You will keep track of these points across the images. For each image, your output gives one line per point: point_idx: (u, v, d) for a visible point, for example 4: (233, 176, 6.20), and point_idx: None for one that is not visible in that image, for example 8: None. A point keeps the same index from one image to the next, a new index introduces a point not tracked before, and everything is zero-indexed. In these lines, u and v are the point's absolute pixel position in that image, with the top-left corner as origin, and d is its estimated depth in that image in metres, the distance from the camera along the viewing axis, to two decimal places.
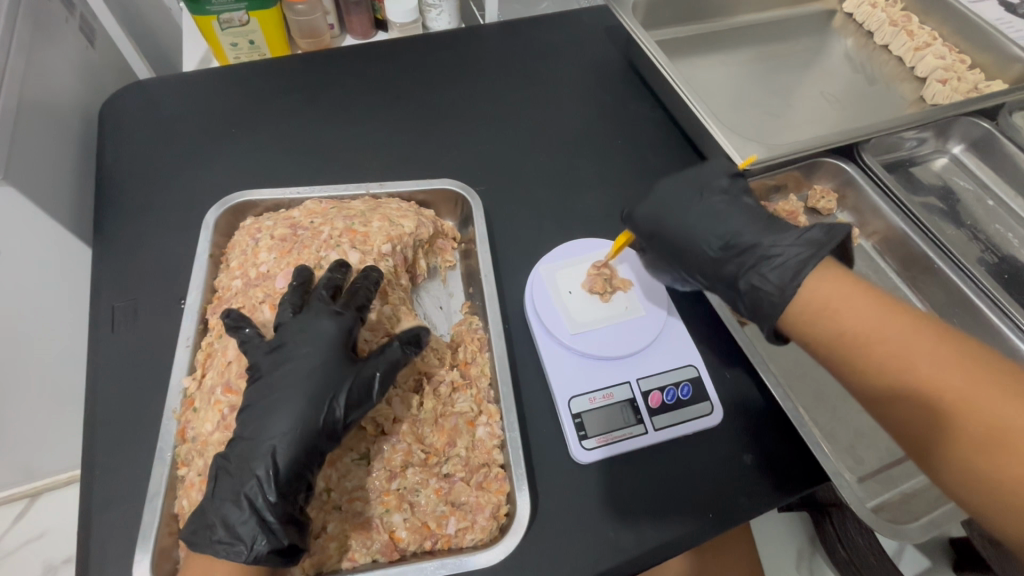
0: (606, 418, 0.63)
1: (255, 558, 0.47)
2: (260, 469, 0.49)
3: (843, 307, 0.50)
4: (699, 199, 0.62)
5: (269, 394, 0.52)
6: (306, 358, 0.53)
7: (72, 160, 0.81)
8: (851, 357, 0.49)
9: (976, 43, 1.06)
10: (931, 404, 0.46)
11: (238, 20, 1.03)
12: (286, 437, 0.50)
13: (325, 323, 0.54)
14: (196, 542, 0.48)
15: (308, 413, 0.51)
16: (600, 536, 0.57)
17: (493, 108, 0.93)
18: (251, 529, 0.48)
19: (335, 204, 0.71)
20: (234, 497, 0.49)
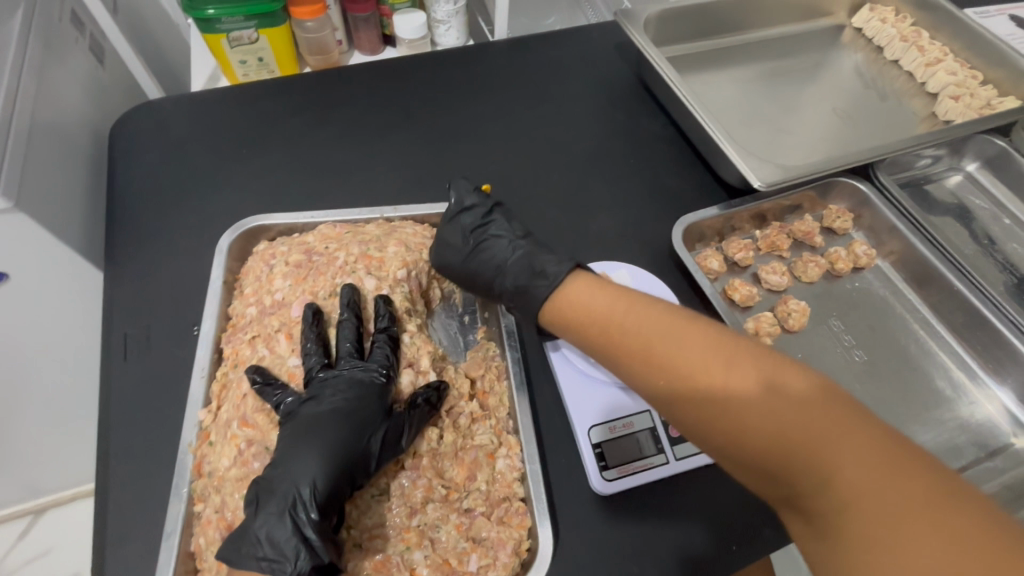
0: (626, 448, 0.62)
1: (296, 575, 0.46)
2: (303, 486, 0.49)
3: (646, 337, 0.50)
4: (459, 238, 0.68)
5: (298, 431, 0.53)
6: (340, 397, 0.55)
7: (82, 182, 0.81)
8: (679, 395, 0.47)
9: (987, 59, 1.05)
10: (742, 431, 0.42)
11: (248, 38, 1.03)
12: (322, 460, 0.50)
13: (356, 371, 0.57)
14: (238, 558, 0.47)
15: (343, 447, 0.52)
16: (625, 570, 0.56)
17: (504, 127, 0.93)
18: (293, 545, 0.47)
19: (350, 228, 0.70)
20: (278, 513, 0.48)
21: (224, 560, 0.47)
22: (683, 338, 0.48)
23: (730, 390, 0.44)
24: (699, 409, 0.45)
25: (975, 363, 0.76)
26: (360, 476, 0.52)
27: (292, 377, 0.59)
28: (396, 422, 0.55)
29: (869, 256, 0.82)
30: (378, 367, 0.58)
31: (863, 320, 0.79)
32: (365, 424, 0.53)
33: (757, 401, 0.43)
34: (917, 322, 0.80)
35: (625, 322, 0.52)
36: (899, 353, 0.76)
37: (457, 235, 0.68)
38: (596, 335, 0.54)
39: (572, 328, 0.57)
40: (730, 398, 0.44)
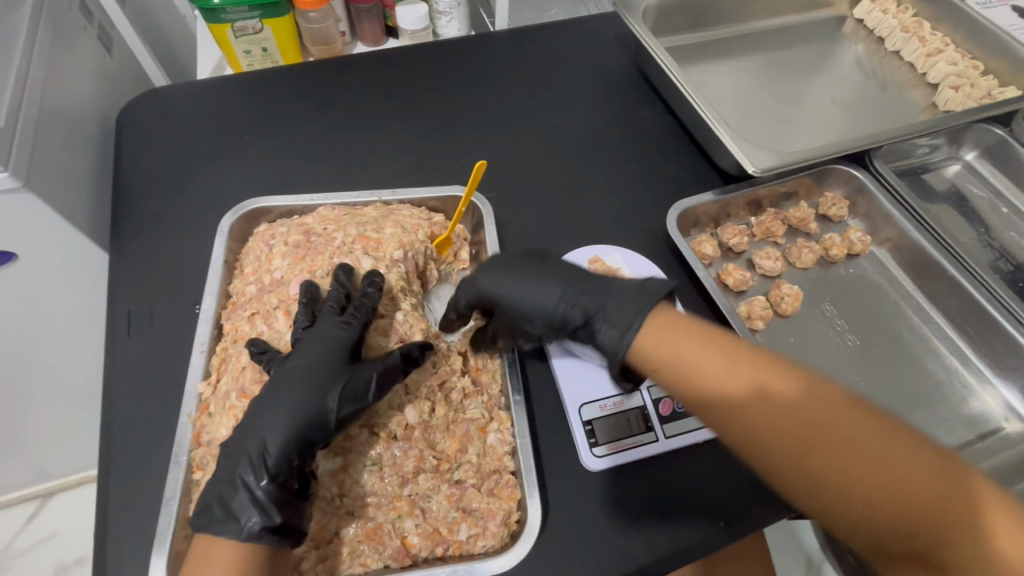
0: (617, 425, 0.63)
1: (247, 536, 0.47)
2: (252, 454, 0.50)
3: (718, 375, 0.49)
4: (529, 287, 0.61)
5: (272, 387, 0.53)
6: (306, 358, 0.54)
7: (89, 166, 0.83)
8: (754, 418, 0.47)
9: (989, 49, 1.05)
10: (821, 461, 0.44)
11: (252, 28, 1.05)
12: (274, 428, 0.51)
13: (326, 328, 0.57)
14: (200, 518, 0.49)
15: (304, 403, 0.51)
16: (612, 543, 0.57)
17: (503, 115, 0.94)
18: (246, 508, 0.49)
19: (348, 210, 0.72)
20: (230, 477, 0.50)
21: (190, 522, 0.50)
22: (748, 365, 0.49)
23: (809, 418, 0.45)
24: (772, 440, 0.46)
25: (969, 350, 0.76)
26: (320, 435, 0.52)
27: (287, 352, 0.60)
28: (360, 375, 0.53)
29: (863, 243, 0.83)
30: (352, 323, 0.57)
31: (856, 307, 0.79)
32: (323, 383, 0.52)
33: (829, 426, 0.45)
34: (911, 309, 0.79)
35: (684, 354, 0.51)
36: (893, 338, 0.76)
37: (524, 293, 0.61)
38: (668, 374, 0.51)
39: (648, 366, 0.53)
40: (812, 427, 0.45)
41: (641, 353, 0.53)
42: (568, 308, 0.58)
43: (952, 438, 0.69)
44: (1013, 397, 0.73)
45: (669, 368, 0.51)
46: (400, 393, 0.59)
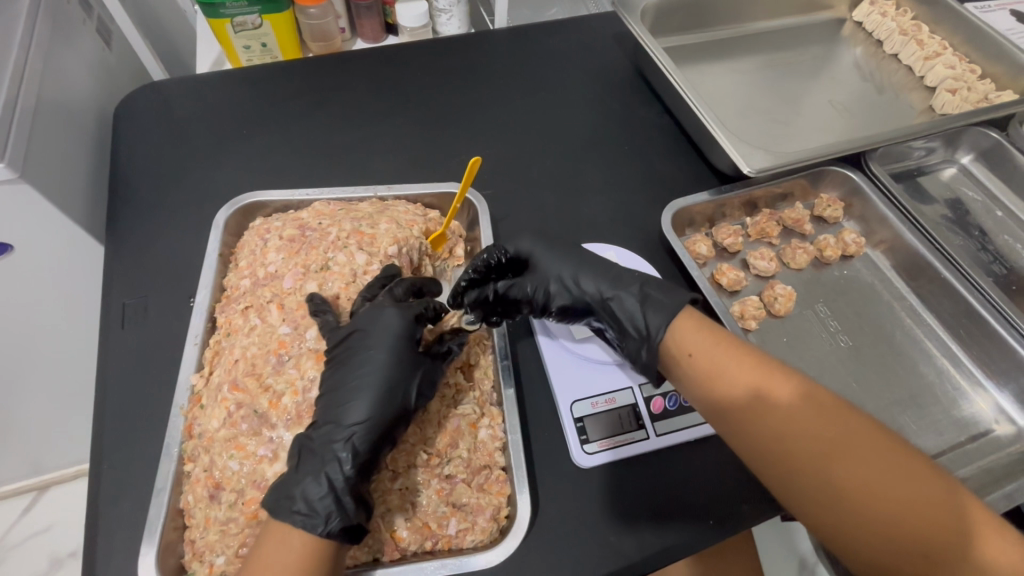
0: (607, 422, 0.63)
1: (328, 534, 0.47)
2: (342, 449, 0.50)
3: (734, 383, 0.54)
4: (570, 254, 0.66)
5: (350, 368, 0.54)
6: (380, 350, 0.55)
7: (86, 158, 0.83)
8: (759, 425, 0.52)
9: (986, 53, 1.05)
10: (813, 473, 0.49)
11: (251, 23, 1.05)
12: (363, 424, 0.51)
13: (390, 315, 0.56)
14: (277, 509, 0.49)
15: (387, 394, 0.53)
16: (602, 539, 0.57)
17: (501, 113, 0.94)
18: (327, 505, 0.48)
19: (343, 206, 0.72)
20: (315, 472, 0.50)
21: (268, 509, 0.49)
22: (765, 378, 0.54)
23: (813, 433, 0.50)
24: (771, 447, 0.51)
25: (962, 352, 0.76)
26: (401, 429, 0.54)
27: (277, 347, 0.58)
28: (432, 370, 0.57)
29: (858, 245, 0.83)
30: (416, 311, 0.58)
31: (849, 309, 0.80)
32: (406, 379, 0.54)
33: (828, 444, 0.49)
34: (904, 311, 0.80)
35: (710, 358, 0.56)
36: (885, 340, 0.77)
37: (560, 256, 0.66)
38: (693, 371, 0.57)
39: (679, 353, 0.58)
40: (812, 443, 0.50)
41: (675, 333, 0.59)
42: (609, 280, 0.64)
43: (942, 440, 0.69)
44: (1005, 399, 0.73)
45: (693, 368, 0.57)
46: None
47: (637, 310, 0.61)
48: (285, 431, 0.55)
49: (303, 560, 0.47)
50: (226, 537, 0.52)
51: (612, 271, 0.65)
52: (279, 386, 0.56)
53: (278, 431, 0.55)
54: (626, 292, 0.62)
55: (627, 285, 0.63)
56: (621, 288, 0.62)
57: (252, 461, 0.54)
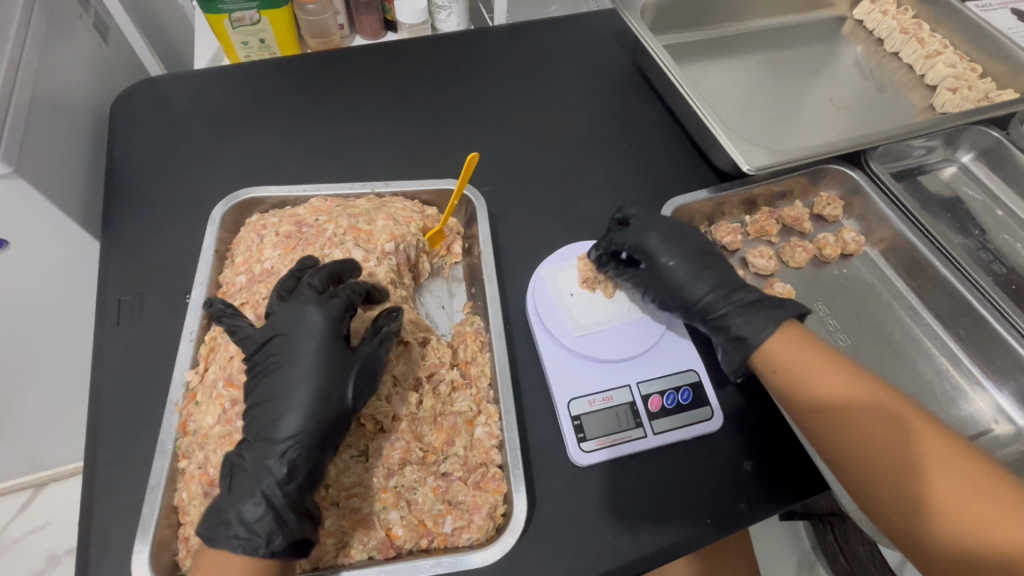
0: (605, 420, 0.63)
1: (271, 553, 0.46)
2: (276, 465, 0.49)
3: (822, 389, 0.57)
4: (697, 258, 0.68)
5: (280, 377, 0.52)
6: (305, 354, 0.52)
7: (83, 154, 0.82)
8: (843, 431, 0.55)
9: (987, 52, 1.05)
10: (888, 471, 0.52)
11: (249, 19, 1.04)
12: (297, 439, 0.49)
13: (312, 313, 0.54)
14: (210, 536, 0.48)
15: (323, 400, 0.50)
16: (598, 539, 0.57)
17: (499, 110, 0.93)
18: (266, 524, 0.47)
19: (340, 202, 0.71)
20: (250, 492, 0.48)
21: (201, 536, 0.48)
22: (853, 387, 0.56)
23: (892, 440, 0.53)
24: (854, 452, 0.54)
25: (961, 351, 0.76)
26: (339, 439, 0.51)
27: None
28: (366, 366, 0.54)
29: (857, 243, 0.82)
30: (340, 304, 0.55)
31: (847, 308, 0.79)
32: (333, 385, 0.51)
33: (908, 450, 0.52)
34: (903, 310, 0.79)
35: (799, 368, 0.58)
36: (884, 339, 0.76)
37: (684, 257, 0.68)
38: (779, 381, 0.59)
39: (765, 367, 0.61)
40: (878, 432, 0.54)
41: (764, 353, 0.61)
42: (721, 295, 0.65)
43: None
44: (1004, 399, 0.72)
45: (782, 381, 0.59)
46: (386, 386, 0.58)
47: (737, 320, 0.63)
48: None
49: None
50: None
51: (730, 280, 0.67)
52: None
53: None
54: (731, 301, 0.65)
55: (739, 295, 0.65)
56: (726, 299, 0.65)
57: None
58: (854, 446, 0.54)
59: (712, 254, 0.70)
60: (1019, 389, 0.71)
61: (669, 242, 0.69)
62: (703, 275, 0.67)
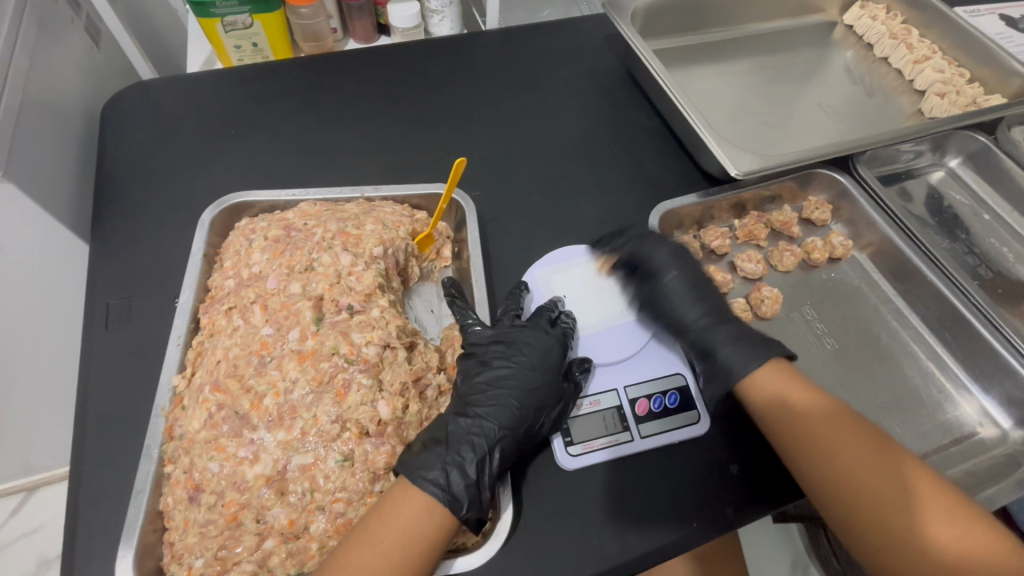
0: (592, 424, 0.63)
1: (467, 519, 0.53)
2: (492, 447, 0.57)
3: (812, 418, 0.58)
4: (697, 295, 0.70)
5: (508, 387, 0.61)
6: (540, 370, 0.63)
7: (73, 158, 0.82)
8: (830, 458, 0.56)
9: (975, 57, 1.06)
10: (864, 501, 0.54)
11: (242, 23, 1.04)
12: (508, 431, 0.58)
13: (550, 338, 0.65)
14: (421, 480, 0.53)
15: (522, 414, 0.60)
16: (584, 543, 0.57)
17: (490, 114, 0.94)
18: (471, 492, 0.54)
19: (330, 206, 0.71)
20: (464, 462, 0.55)
21: (410, 474, 0.53)
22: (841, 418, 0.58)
23: (873, 473, 0.54)
24: (850, 482, 0.55)
25: (947, 355, 0.76)
26: (526, 445, 0.60)
27: (258, 348, 0.57)
28: (572, 399, 0.64)
29: (845, 247, 0.83)
30: (566, 335, 0.67)
31: (835, 311, 0.80)
32: (547, 398, 0.61)
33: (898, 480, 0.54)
34: (891, 314, 0.80)
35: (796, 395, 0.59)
36: (870, 342, 0.77)
37: (682, 291, 0.70)
38: (768, 408, 0.59)
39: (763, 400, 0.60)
40: (859, 467, 0.55)
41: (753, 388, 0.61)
42: (714, 329, 0.67)
43: (925, 442, 0.69)
44: (989, 403, 0.73)
45: (773, 415, 0.59)
46: (372, 390, 0.56)
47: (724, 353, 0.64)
48: (266, 433, 0.54)
49: (437, 531, 0.51)
50: (206, 539, 0.52)
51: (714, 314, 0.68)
52: (261, 388, 0.55)
53: (259, 433, 0.54)
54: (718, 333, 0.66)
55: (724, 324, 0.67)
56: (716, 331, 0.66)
57: (232, 463, 0.53)
58: (837, 474, 0.55)
59: (709, 284, 0.72)
60: (1004, 393, 0.72)
61: (675, 270, 0.71)
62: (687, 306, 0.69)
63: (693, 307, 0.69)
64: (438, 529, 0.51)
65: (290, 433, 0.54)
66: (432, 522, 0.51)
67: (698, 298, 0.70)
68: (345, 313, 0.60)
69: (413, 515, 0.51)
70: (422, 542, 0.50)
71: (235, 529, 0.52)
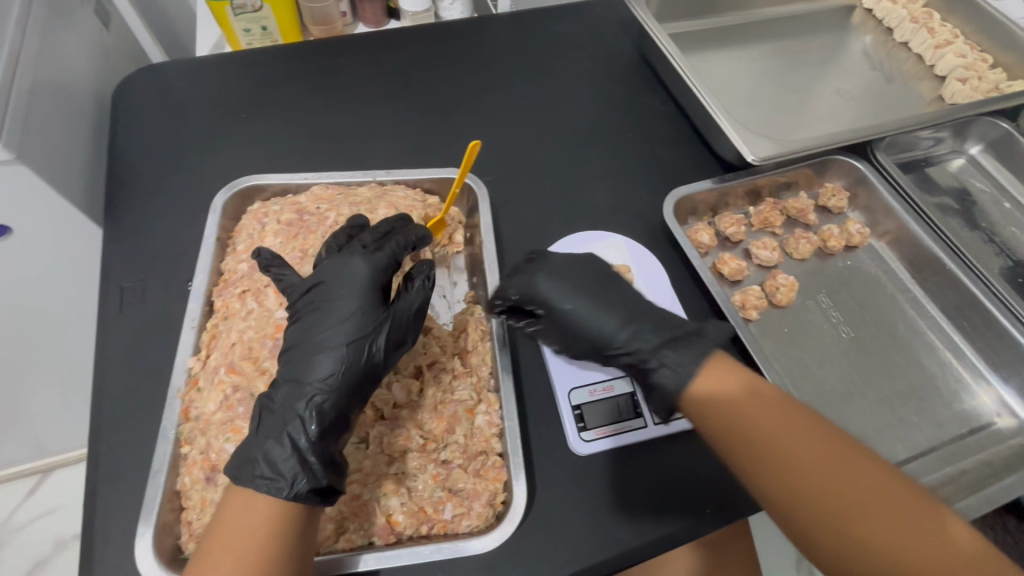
0: (605, 410, 0.63)
1: (294, 495, 0.47)
2: (305, 409, 0.50)
3: (772, 423, 0.51)
4: (595, 307, 0.62)
5: (316, 331, 0.54)
6: (348, 301, 0.55)
7: (84, 143, 0.82)
8: (787, 480, 0.48)
9: (999, 42, 1.03)
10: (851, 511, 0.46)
11: (251, 6, 1.03)
12: (325, 385, 0.51)
13: (356, 266, 0.56)
14: (241, 476, 0.48)
15: (346, 356, 0.52)
16: (599, 528, 0.57)
17: (502, 99, 0.93)
18: (292, 467, 0.48)
19: (342, 190, 0.71)
20: (277, 435, 0.49)
21: (230, 475, 0.48)
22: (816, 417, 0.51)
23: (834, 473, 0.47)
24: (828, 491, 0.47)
25: (964, 344, 0.75)
26: (364, 388, 0.53)
27: (274, 332, 0.58)
28: (400, 321, 0.56)
29: (862, 235, 0.82)
30: (382, 259, 0.58)
31: (852, 298, 0.79)
32: (366, 329, 0.54)
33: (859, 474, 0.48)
34: (908, 302, 0.79)
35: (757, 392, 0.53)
36: (888, 331, 0.76)
37: (588, 313, 0.62)
38: (724, 423, 0.52)
39: (712, 416, 0.53)
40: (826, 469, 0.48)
41: (694, 398, 0.55)
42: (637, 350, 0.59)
43: (943, 432, 0.69)
44: (1008, 393, 0.72)
45: (724, 422, 0.52)
46: None
47: (655, 347, 0.58)
48: None
49: (272, 522, 0.46)
50: None
51: (647, 314, 0.62)
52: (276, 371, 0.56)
53: None
54: (651, 335, 0.60)
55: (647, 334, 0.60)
56: (638, 335, 0.60)
57: None
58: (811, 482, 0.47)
59: (607, 285, 0.64)
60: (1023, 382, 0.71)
61: (565, 296, 0.63)
62: (609, 312, 0.62)
63: (608, 331, 0.61)
64: (272, 522, 0.46)
65: None
66: (261, 518, 0.46)
67: (614, 312, 0.62)
68: None
69: (239, 514, 0.46)
70: (256, 539, 0.45)
71: None
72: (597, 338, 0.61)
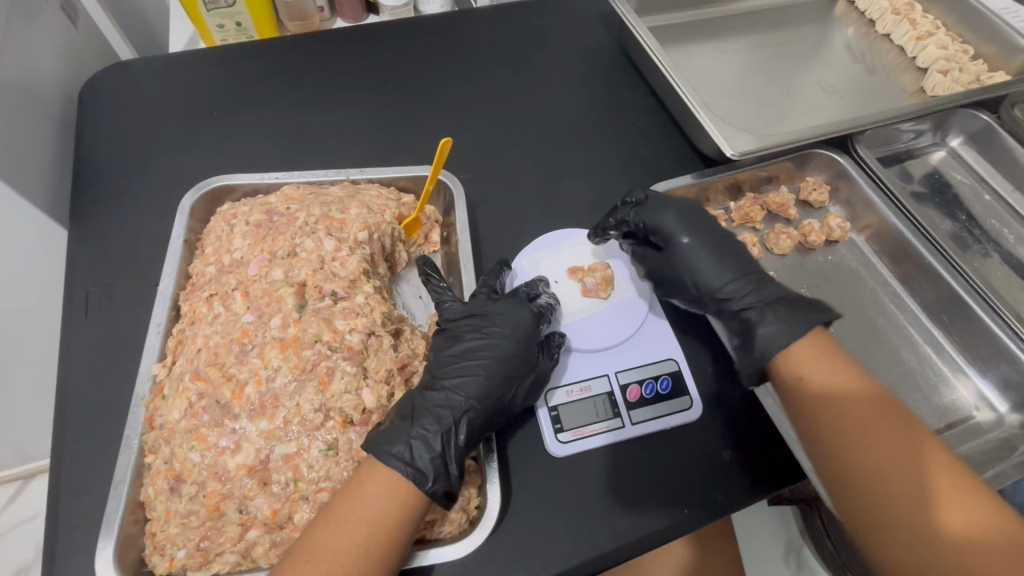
0: (581, 411, 0.62)
1: (432, 492, 0.51)
2: (458, 418, 0.55)
3: (857, 410, 0.55)
4: (704, 246, 0.67)
5: (469, 358, 0.60)
6: (507, 341, 0.61)
7: (50, 143, 0.80)
8: (846, 459, 0.53)
9: (980, 33, 1.03)
10: (897, 492, 0.50)
11: (224, 2, 1.00)
12: (475, 403, 0.57)
13: (525, 312, 0.63)
14: (385, 454, 0.51)
15: (494, 386, 0.58)
16: (573, 530, 0.57)
17: (480, 94, 0.91)
18: (435, 465, 0.52)
19: (313, 190, 0.69)
20: (432, 430, 0.54)
21: (370, 450, 0.51)
22: (873, 409, 0.54)
23: (899, 458, 0.51)
24: (877, 470, 0.51)
25: (943, 338, 0.75)
26: (495, 418, 0.58)
27: (240, 337, 0.56)
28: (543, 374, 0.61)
29: (842, 229, 0.81)
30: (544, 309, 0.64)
31: (831, 293, 0.78)
32: (518, 369, 0.60)
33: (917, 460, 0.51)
34: (888, 297, 0.78)
35: (833, 387, 0.56)
36: (867, 325, 0.75)
37: (691, 251, 0.67)
38: (799, 394, 0.57)
39: (792, 373, 0.58)
40: (877, 454, 0.52)
41: (792, 355, 0.59)
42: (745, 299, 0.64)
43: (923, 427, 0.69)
44: (986, 386, 0.72)
45: (803, 398, 0.57)
46: (357, 378, 0.55)
47: (769, 308, 0.62)
48: (248, 423, 0.52)
49: (401, 508, 0.49)
50: (188, 530, 0.51)
51: (749, 269, 0.66)
52: (242, 376, 0.54)
53: (241, 422, 0.52)
54: (760, 290, 0.64)
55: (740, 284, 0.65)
56: (738, 283, 0.65)
57: (213, 453, 0.52)
58: (856, 460, 0.52)
59: (722, 236, 0.69)
60: (1001, 375, 0.71)
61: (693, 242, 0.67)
62: (726, 265, 0.66)
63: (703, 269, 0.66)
64: (403, 508, 0.50)
65: (272, 422, 0.52)
66: (396, 503, 0.49)
67: (735, 264, 0.66)
68: (329, 300, 0.58)
69: (376, 492, 0.49)
70: (388, 518, 0.49)
71: (217, 519, 0.51)
72: (706, 284, 0.66)
